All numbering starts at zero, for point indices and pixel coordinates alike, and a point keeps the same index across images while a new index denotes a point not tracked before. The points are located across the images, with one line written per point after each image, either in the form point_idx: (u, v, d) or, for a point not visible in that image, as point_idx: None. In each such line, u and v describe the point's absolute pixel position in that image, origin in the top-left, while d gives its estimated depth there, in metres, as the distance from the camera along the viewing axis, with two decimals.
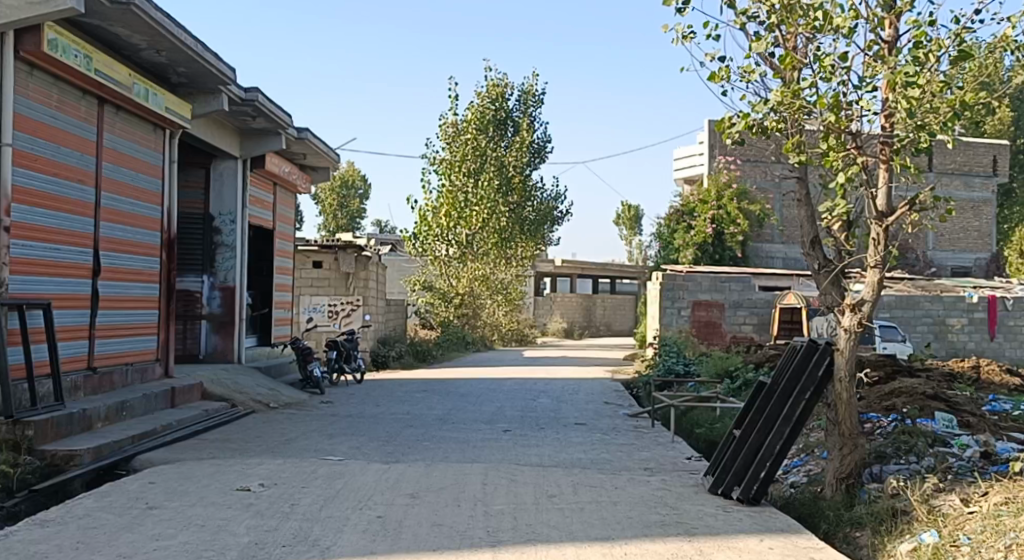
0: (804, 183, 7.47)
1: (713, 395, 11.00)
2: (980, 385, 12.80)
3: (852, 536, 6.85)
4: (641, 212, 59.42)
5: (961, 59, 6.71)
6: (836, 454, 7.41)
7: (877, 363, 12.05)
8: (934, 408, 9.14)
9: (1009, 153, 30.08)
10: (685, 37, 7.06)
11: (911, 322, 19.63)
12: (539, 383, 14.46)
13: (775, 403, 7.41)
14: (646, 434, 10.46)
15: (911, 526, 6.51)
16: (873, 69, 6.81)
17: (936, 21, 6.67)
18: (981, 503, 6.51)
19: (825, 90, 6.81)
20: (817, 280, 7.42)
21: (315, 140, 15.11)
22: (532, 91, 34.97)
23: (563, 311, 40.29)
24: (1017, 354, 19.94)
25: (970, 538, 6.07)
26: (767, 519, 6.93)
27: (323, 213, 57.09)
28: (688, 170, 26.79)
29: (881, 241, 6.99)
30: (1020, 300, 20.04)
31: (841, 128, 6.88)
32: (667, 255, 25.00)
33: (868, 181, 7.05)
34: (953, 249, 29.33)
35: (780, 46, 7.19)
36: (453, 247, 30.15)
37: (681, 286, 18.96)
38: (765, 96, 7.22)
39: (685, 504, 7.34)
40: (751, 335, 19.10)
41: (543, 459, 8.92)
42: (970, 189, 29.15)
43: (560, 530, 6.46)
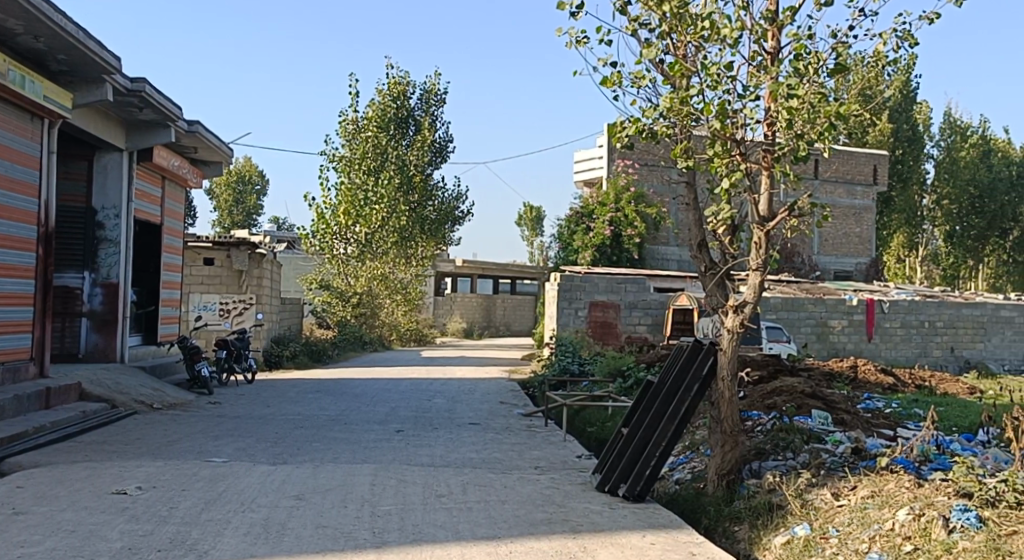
0: (692, 187, 7.65)
1: (604, 394, 11.27)
2: (857, 384, 13.38)
3: (731, 530, 7.08)
4: (542, 213, 59.88)
5: (839, 73, 7.00)
6: (718, 450, 7.60)
7: (760, 363, 12.48)
8: (811, 406, 9.53)
9: (888, 162, 31.46)
10: (578, 41, 7.12)
11: (795, 324, 20.31)
12: (434, 383, 14.42)
13: (659, 403, 7.63)
14: (539, 433, 10.52)
15: (785, 519, 6.77)
16: (757, 78, 7.01)
17: (815, 34, 6.93)
18: (850, 496, 6.81)
19: (711, 97, 6.99)
20: (703, 282, 7.62)
21: (207, 134, 14.75)
22: (435, 90, 34.76)
23: (463, 311, 40.36)
24: (892, 355, 20.91)
25: (838, 529, 6.36)
26: (651, 515, 7.09)
27: (218, 208, 55.64)
28: (588, 172, 27.11)
29: (763, 244, 7.23)
30: (896, 304, 20.97)
31: (726, 135, 7.08)
32: (566, 256, 25.35)
33: (751, 186, 7.28)
34: (836, 254, 30.43)
35: (671, 53, 7.36)
36: (351, 246, 30.04)
37: (578, 287, 19.18)
38: (656, 102, 7.36)
39: (572, 502, 7.44)
40: (645, 335, 19.48)
41: (434, 459, 8.91)
42: (852, 197, 30.40)
43: (446, 529, 6.47)
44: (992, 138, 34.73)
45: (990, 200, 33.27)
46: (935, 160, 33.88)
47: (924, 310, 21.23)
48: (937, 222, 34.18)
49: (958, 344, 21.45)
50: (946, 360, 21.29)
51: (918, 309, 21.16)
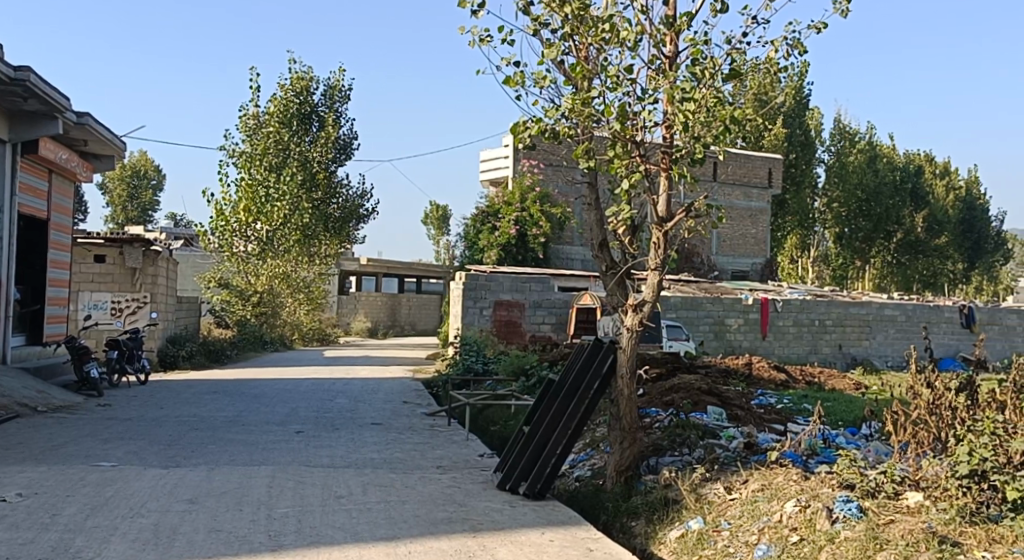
0: (594, 188, 7.73)
1: (507, 392, 11.38)
2: (751, 381, 13.81)
3: (628, 526, 7.22)
4: (449, 212, 59.76)
5: (734, 78, 7.18)
6: (617, 447, 7.70)
7: (660, 360, 12.77)
8: (707, 403, 9.79)
9: (782, 166, 32.52)
10: (482, 40, 7.12)
11: (694, 322, 20.76)
12: (336, 383, 14.25)
13: (560, 401, 7.70)
14: (441, 433, 10.50)
15: (680, 514, 6.94)
16: (656, 82, 7.16)
17: (711, 40, 7.12)
18: (741, 490, 7.01)
19: (611, 99, 7.12)
20: (603, 282, 7.73)
21: (98, 126, 14.21)
22: (339, 86, 34.28)
23: (367, 310, 40.13)
24: (785, 352, 21.62)
25: (729, 523, 6.56)
26: (550, 513, 7.15)
27: (111, 203, 53.80)
28: (493, 172, 27.14)
29: (661, 245, 7.38)
30: (789, 303, 21.68)
31: (626, 137, 7.20)
32: (472, 255, 25.39)
33: (650, 187, 7.43)
34: (734, 254, 31.15)
35: (573, 55, 7.43)
36: (252, 243, 29.45)
37: (483, 286, 19.18)
38: (558, 103, 7.43)
39: (473, 501, 7.45)
40: (549, 335, 19.65)
41: (334, 459, 8.80)
42: (748, 199, 31.27)
43: (345, 531, 6.40)
44: (878, 144, 36.33)
45: (876, 203, 34.76)
46: (826, 164, 35.17)
47: (814, 309, 22.02)
48: (828, 224, 35.48)
49: (846, 341, 22.35)
50: (835, 357, 22.15)
51: (810, 308, 21.93)
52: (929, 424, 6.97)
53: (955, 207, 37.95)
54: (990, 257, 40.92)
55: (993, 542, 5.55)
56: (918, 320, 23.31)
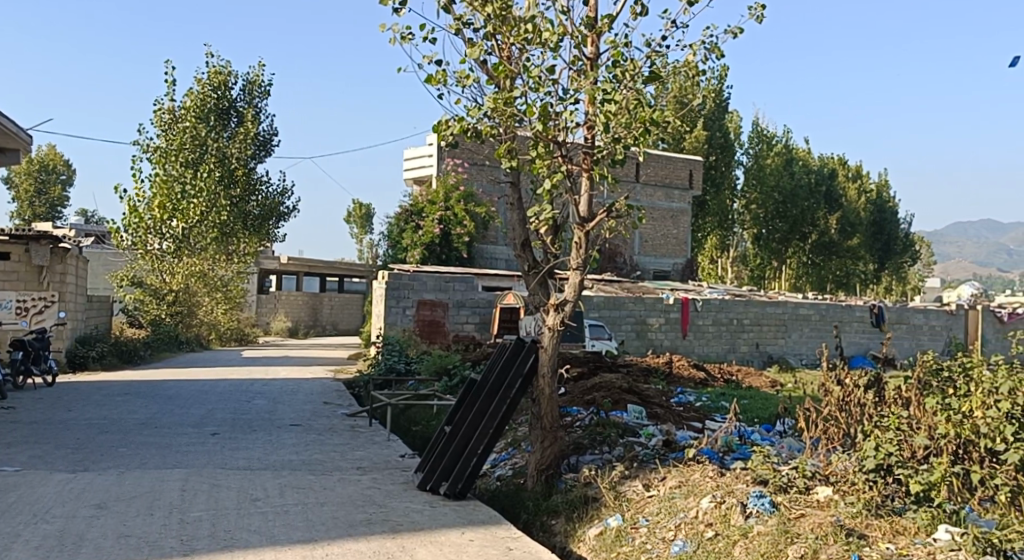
0: (516, 187, 7.71)
1: (430, 392, 11.30)
2: (671, 379, 14.02)
3: (547, 524, 7.24)
4: (372, 211, 59.22)
5: (654, 80, 7.25)
6: (538, 446, 7.72)
7: (582, 360, 12.86)
8: (627, 401, 9.89)
9: (702, 168, 33.12)
10: (403, 37, 7.06)
11: (616, 321, 20.96)
12: (255, 384, 13.98)
13: (482, 401, 7.68)
14: (362, 433, 10.37)
15: (599, 512, 7.00)
16: (578, 83, 7.18)
17: (632, 42, 7.18)
18: (659, 487, 7.09)
19: (533, 99, 7.11)
20: (526, 281, 7.73)
21: (2, 118, 13.65)
22: (258, 81, 33.71)
23: (288, 310, 39.44)
24: (704, 350, 22.00)
25: (647, 519, 6.63)
26: (471, 512, 7.11)
27: (17, 199, 51.79)
28: (417, 171, 26.93)
29: (582, 245, 7.42)
30: (709, 302, 22.09)
31: (548, 137, 7.21)
32: (395, 254, 25.21)
33: (571, 187, 7.46)
34: (655, 254, 31.44)
35: (495, 54, 7.41)
36: (168, 242, 28.32)
37: (406, 286, 19.03)
38: (480, 101, 7.39)
39: (393, 502, 7.36)
40: (473, 334, 19.60)
41: (250, 462, 8.61)
42: (670, 200, 31.67)
43: (261, 534, 6.26)
44: (793, 148, 37.31)
45: (791, 205, 35.68)
46: (744, 167, 35.93)
47: (732, 308, 22.48)
48: (746, 225, 36.21)
49: (762, 340, 22.88)
50: (752, 356, 22.65)
51: (728, 307, 22.38)
52: (840, 420, 7.20)
53: (865, 209, 39.20)
54: (899, 258, 42.40)
55: (898, 534, 5.74)
56: (831, 319, 24.00)
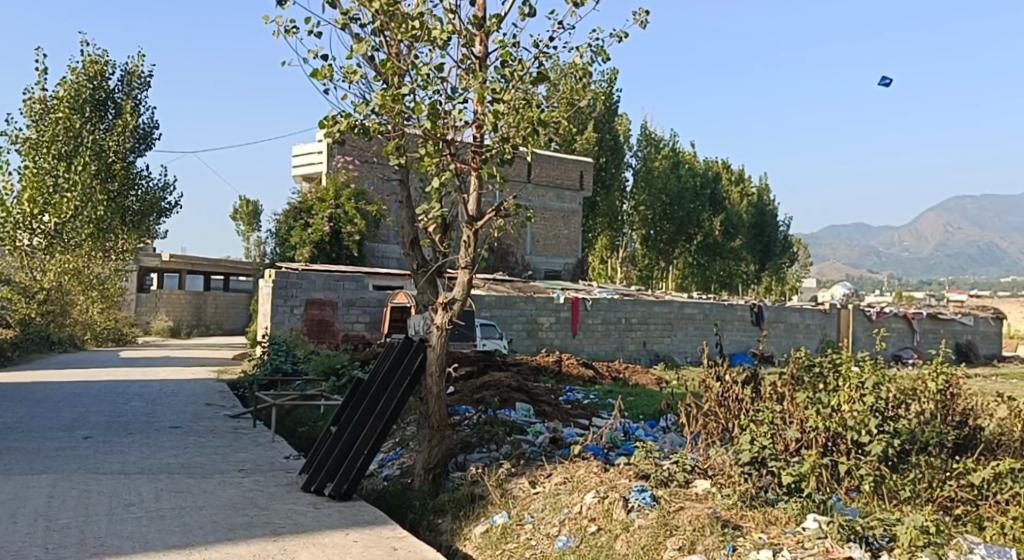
0: (405, 185, 7.64)
1: (317, 392, 11.10)
2: (560, 377, 14.20)
3: (434, 523, 7.20)
4: (259, 208, 57.82)
5: (542, 81, 7.31)
6: (426, 445, 7.68)
7: (472, 358, 12.88)
8: (516, 400, 9.96)
9: (593, 169, 33.64)
10: (287, 31, 6.92)
11: (507, 320, 21.07)
12: (132, 386, 13.47)
13: (369, 400, 7.63)
14: (246, 435, 10.12)
15: (485, 509, 7.02)
16: (466, 81, 7.18)
17: (520, 42, 7.21)
18: (545, 484, 7.17)
19: (422, 97, 7.07)
20: (415, 280, 7.69)
21: None
22: (138, 72, 32.57)
23: (169, 309, 38.12)
24: (593, 349, 22.37)
25: (532, 516, 6.70)
26: (356, 513, 7.02)
27: None
28: (307, 167, 26.45)
29: (471, 243, 7.45)
30: (598, 301, 22.47)
31: (437, 136, 7.17)
32: (283, 252, 24.75)
33: (460, 186, 7.47)
34: (547, 254, 31.56)
35: (384, 50, 7.34)
36: (38, 237, 26.63)
37: (294, 285, 18.65)
38: (368, 97, 7.29)
39: (274, 504, 7.20)
40: (363, 333, 19.38)
41: (125, 465, 8.29)
42: (561, 201, 32.04)
43: (134, 540, 6.03)
44: (680, 150, 38.31)
45: (678, 207, 36.67)
46: (634, 169, 36.70)
47: (621, 308, 22.92)
48: (635, 226, 36.88)
49: (649, 338, 23.42)
50: (639, 354, 23.17)
51: (616, 306, 22.84)
52: (719, 416, 7.43)
53: (747, 212, 40.66)
54: (778, 259, 44.07)
55: (770, 524, 5.97)
56: (714, 318, 24.77)
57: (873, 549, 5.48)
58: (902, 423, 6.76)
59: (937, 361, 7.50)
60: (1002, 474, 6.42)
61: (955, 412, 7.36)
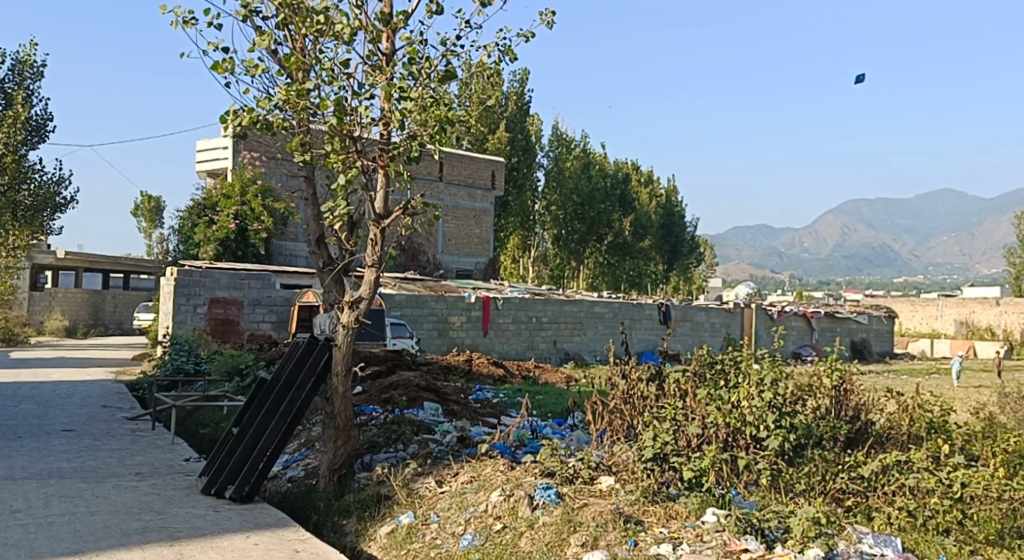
0: (311, 182, 7.51)
1: (220, 393, 10.82)
2: (471, 376, 14.22)
3: (338, 524, 7.07)
4: (162, 204, 56.01)
5: (450, 80, 7.29)
6: (331, 445, 7.56)
7: (382, 358, 12.76)
8: (424, 399, 9.91)
9: (504, 169, 33.68)
10: (186, 22, 6.73)
11: (418, 319, 20.95)
12: (23, 388, 12.90)
13: (273, 400, 7.48)
14: (143, 438, 9.80)
15: (391, 509, 6.96)
16: (372, 77, 7.09)
17: (427, 40, 7.17)
18: (451, 483, 7.15)
19: (327, 92, 6.94)
20: (320, 278, 7.54)
21: None
22: (31, 61, 31.15)
23: (65, 308, 36.66)
24: (504, 348, 22.43)
25: (437, 515, 6.68)
26: (258, 516, 6.86)
27: None
28: (212, 162, 25.76)
29: (378, 242, 7.37)
30: (509, 301, 22.54)
31: (343, 132, 7.06)
32: (186, 249, 24.08)
33: (367, 183, 7.39)
34: (458, 254, 31.50)
35: (288, 45, 7.20)
36: None
37: (197, 283, 18.13)
38: (271, 92, 7.13)
39: (172, 508, 6.98)
40: (269, 333, 19.00)
41: (12, 471, 7.93)
42: (473, 200, 31.97)
43: (20, 548, 5.78)
44: (591, 151, 38.71)
45: (589, 208, 37.08)
46: (546, 169, 36.86)
47: (531, 307, 23.06)
48: (547, 226, 36.90)
49: (560, 337, 23.61)
50: (549, 353, 23.34)
51: (527, 305, 22.97)
52: (624, 413, 7.58)
53: (656, 212, 41.46)
54: (685, 259, 45.03)
55: (671, 518, 6.09)
56: (622, 317, 25.12)
57: (768, 540, 5.64)
58: (799, 418, 6.99)
59: (832, 358, 7.76)
60: (889, 466, 6.67)
61: (848, 408, 7.60)
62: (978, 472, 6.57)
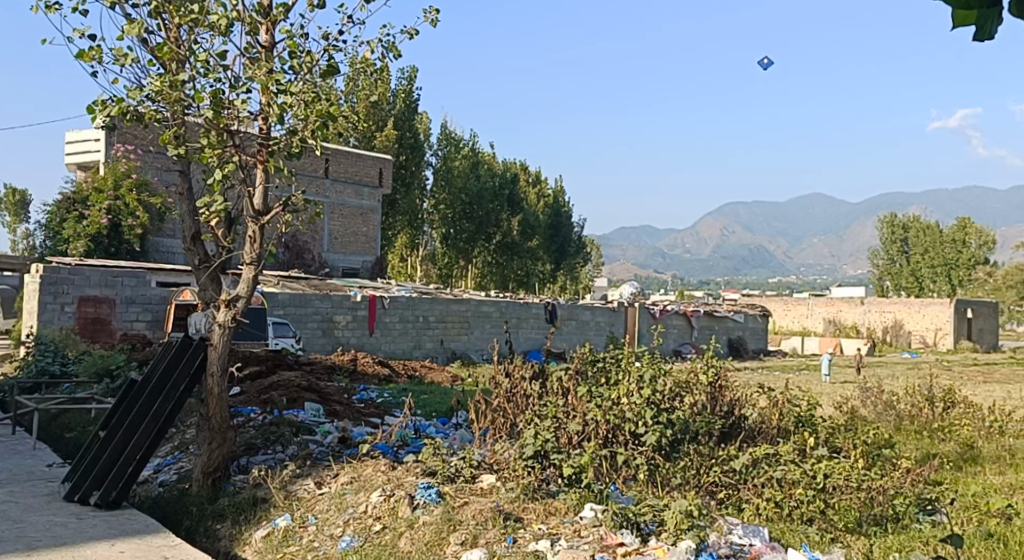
0: (186, 177, 7.25)
1: (87, 395, 10.33)
2: (355, 376, 14.05)
3: (212, 529, 6.83)
4: (29, 197, 53.24)
5: (332, 74, 7.13)
6: (205, 448, 7.33)
7: (262, 358, 12.45)
8: (305, 400, 9.72)
9: (392, 167, 33.36)
10: (49, 8, 6.42)
11: (301, 319, 20.51)
12: None
13: (144, 401, 7.19)
14: (2, 443, 9.28)
15: (267, 513, 6.79)
16: (250, 71, 6.89)
17: (307, 33, 7.01)
18: (331, 484, 7.04)
19: (203, 85, 6.71)
20: (196, 276, 7.29)
21: None
22: None
23: None
24: (390, 348, 22.24)
25: (316, 517, 6.57)
26: (125, 522, 6.58)
27: None
28: (83, 155, 24.56)
29: (257, 239, 7.19)
30: (395, 300, 22.34)
31: (220, 126, 6.83)
32: (54, 245, 22.91)
33: (244, 179, 7.19)
34: (344, 252, 31.04)
35: (162, 35, 6.94)
36: None
37: (64, 280, 17.22)
38: (142, 82, 6.84)
39: (30, 516, 6.62)
40: (144, 332, 18.27)
41: None
42: (360, 198, 31.54)
43: None
44: (479, 151, 38.79)
45: (478, 207, 37.14)
46: (434, 168, 36.69)
47: (418, 306, 22.92)
48: (435, 225, 36.78)
49: (447, 336, 23.58)
50: (436, 352, 23.28)
51: (414, 305, 22.84)
52: (507, 411, 7.64)
53: (543, 213, 41.92)
54: (572, 259, 45.67)
55: (550, 515, 6.16)
56: (508, 316, 25.27)
57: (643, 534, 5.76)
58: (675, 414, 7.17)
59: (708, 355, 7.98)
60: (759, 459, 6.92)
61: (722, 403, 7.83)
62: (839, 464, 6.88)
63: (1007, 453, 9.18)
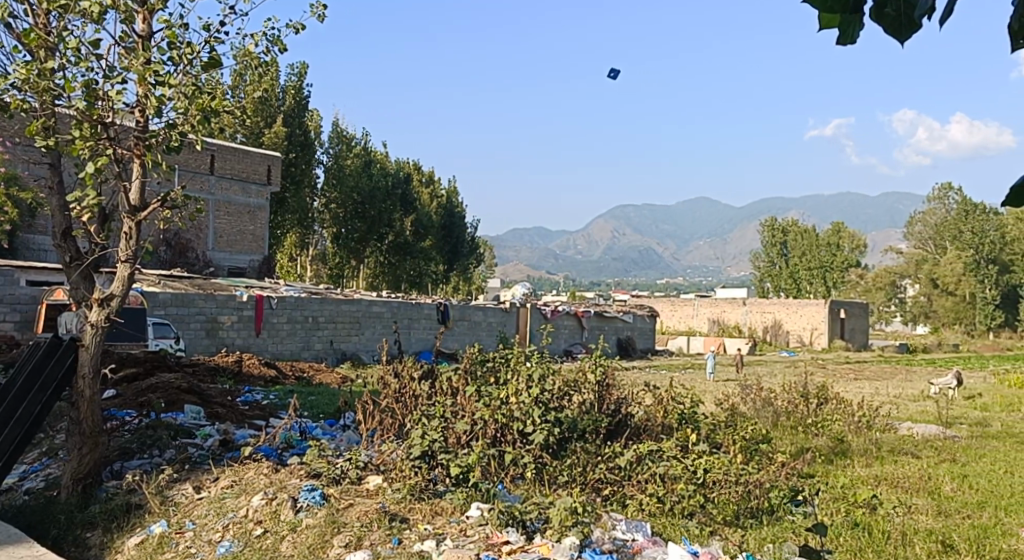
0: (56, 169, 6.89)
1: None
2: (239, 378, 13.67)
3: (82, 538, 6.49)
4: None
5: (215, 67, 6.88)
6: (74, 454, 6.96)
7: (139, 359, 11.96)
8: (185, 402, 9.38)
9: (281, 164, 32.60)
10: None
11: (183, 320, 19.81)
12: None
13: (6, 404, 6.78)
14: None
15: (141, 519, 6.52)
16: (126, 60, 6.60)
17: (188, 24, 6.75)
18: (210, 489, 6.81)
19: (73, 74, 6.39)
20: (66, 274, 6.92)
21: None
22: None
23: None
24: (277, 349, 21.72)
25: (194, 523, 6.35)
26: None
27: None
28: None
29: (132, 236, 6.88)
30: (283, 300, 21.84)
31: (94, 117, 6.52)
32: None
33: (120, 172, 6.89)
34: (230, 251, 30.16)
35: (28, 20, 6.57)
36: None
37: None
38: (6, 69, 6.46)
39: None
40: (12, 333, 17.20)
41: None
42: (247, 196, 30.71)
43: None
44: (371, 149, 38.34)
45: (369, 207, 36.69)
46: (324, 166, 36.08)
47: (307, 306, 22.49)
48: (325, 224, 36.32)
49: (336, 337, 23.21)
50: (325, 353, 22.88)
51: (302, 304, 22.38)
52: (395, 412, 7.54)
53: (436, 213, 41.73)
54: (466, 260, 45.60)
55: (435, 515, 6.12)
56: (400, 317, 25.07)
57: (529, 532, 5.79)
58: (563, 413, 7.24)
59: (596, 354, 8.07)
60: (643, 456, 7.04)
61: (609, 401, 7.95)
62: (718, 459, 7.08)
63: (874, 446, 9.65)
